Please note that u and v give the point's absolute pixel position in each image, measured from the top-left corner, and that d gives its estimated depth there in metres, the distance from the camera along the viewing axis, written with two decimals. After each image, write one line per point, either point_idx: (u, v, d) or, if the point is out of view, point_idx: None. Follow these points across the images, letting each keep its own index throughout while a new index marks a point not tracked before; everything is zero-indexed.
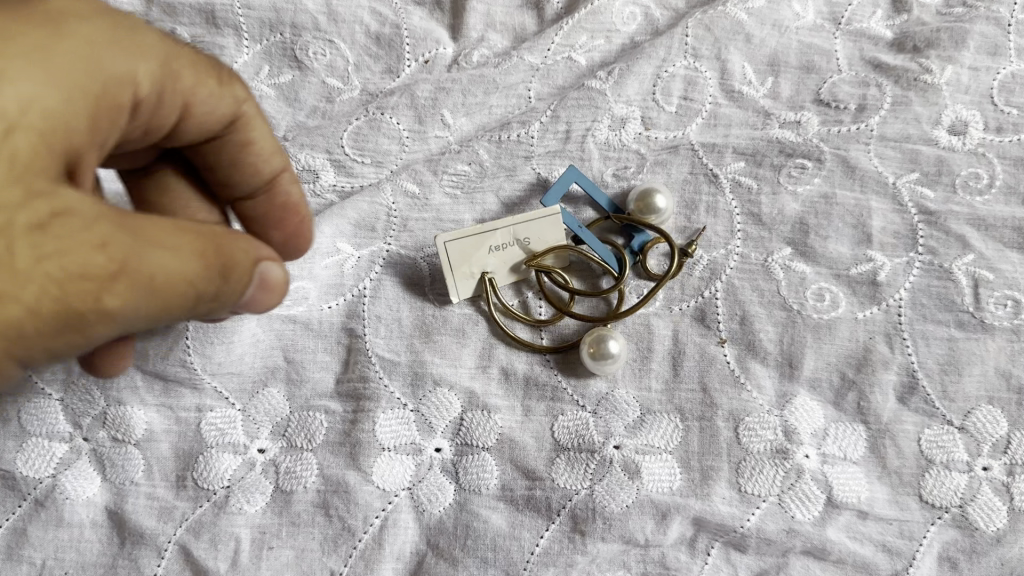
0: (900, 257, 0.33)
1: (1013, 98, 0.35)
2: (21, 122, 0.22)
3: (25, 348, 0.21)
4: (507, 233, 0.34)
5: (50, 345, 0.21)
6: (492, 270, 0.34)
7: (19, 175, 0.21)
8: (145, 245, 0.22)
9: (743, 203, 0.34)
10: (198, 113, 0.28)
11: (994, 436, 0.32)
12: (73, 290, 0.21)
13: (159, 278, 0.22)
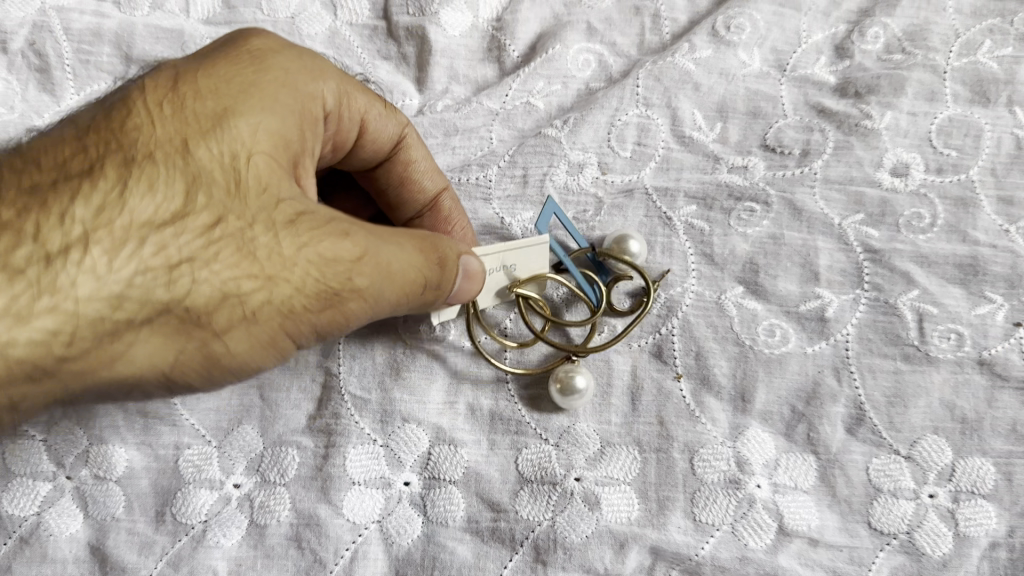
0: (847, 294, 0.35)
1: (951, 141, 0.37)
2: (257, 147, 0.28)
3: (297, 321, 0.27)
4: (495, 260, 0.34)
5: (319, 317, 0.28)
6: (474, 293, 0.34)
7: (266, 186, 0.27)
8: (378, 240, 0.28)
9: (696, 244, 0.36)
10: (371, 129, 0.34)
11: (939, 465, 0.33)
12: (329, 273, 0.27)
13: (396, 264, 0.28)
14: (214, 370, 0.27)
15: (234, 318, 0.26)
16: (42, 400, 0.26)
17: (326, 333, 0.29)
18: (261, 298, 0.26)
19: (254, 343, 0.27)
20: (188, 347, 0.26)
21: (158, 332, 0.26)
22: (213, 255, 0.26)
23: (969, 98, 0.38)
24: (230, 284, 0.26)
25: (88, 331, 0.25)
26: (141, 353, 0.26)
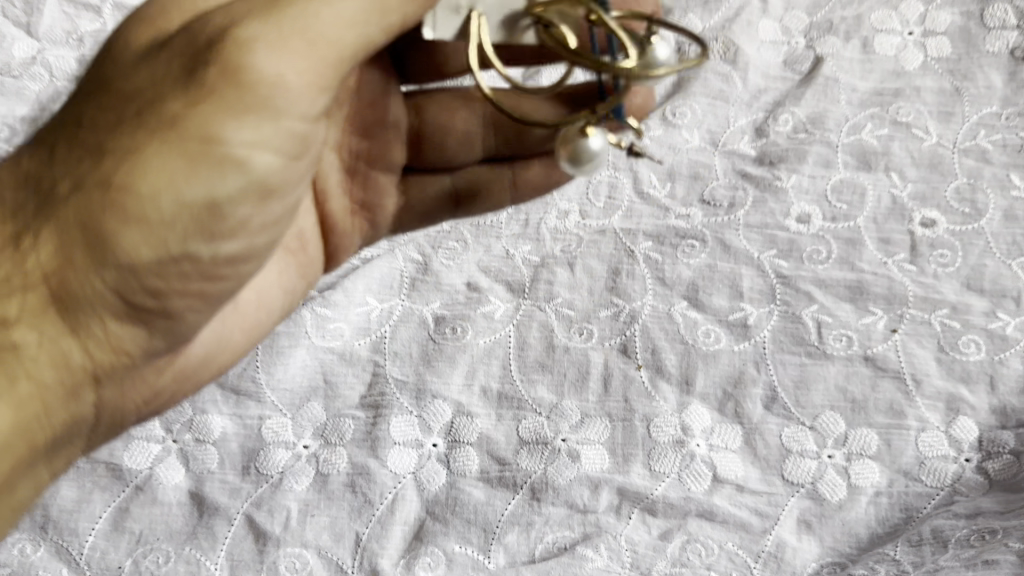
0: (764, 307, 0.47)
1: (842, 197, 0.50)
2: (137, 22, 0.33)
3: (188, 110, 0.28)
4: None
5: (211, 94, 0.28)
6: (482, 7, 0.33)
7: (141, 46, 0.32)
8: (244, 7, 0.29)
9: (653, 270, 0.48)
10: None
11: (835, 433, 0.45)
12: (195, 70, 0.28)
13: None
14: (151, 202, 0.29)
15: (126, 152, 0.29)
16: (79, 328, 0.32)
17: (248, 91, 0.28)
18: (144, 120, 0.29)
19: (158, 153, 0.28)
20: (104, 199, 0.29)
21: (80, 205, 0.30)
22: (90, 130, 0.31)
23: (855, 166, 0.51)
24: (110, 133, 0.30)
25: (35, 243, 0.31)
26: (83, 233, 0.30)
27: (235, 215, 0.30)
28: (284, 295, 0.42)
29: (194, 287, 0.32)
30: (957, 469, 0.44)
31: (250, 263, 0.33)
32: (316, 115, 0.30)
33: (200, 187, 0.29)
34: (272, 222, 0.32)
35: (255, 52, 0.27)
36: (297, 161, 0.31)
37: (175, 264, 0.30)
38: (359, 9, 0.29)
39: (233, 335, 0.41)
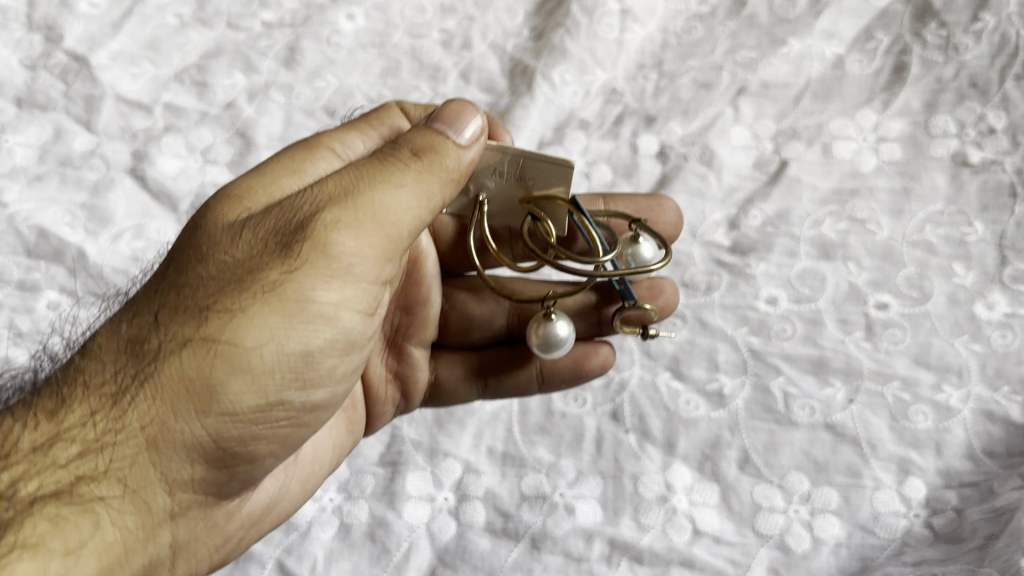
0: (738, 378, 0.53)
1: (805, 281, 0.57)
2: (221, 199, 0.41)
3: (287, 281, 0.36)
4: (517, 171, 0.46)
5: (307, 262, 0.37)
6: (489, 195, 0.48)
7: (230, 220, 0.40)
8: (321, 188, 0.39)
9: (639, 345, 0.55)
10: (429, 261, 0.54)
11: (800, 490, 0.50)
12: (288, 241, 0.37)
13: (373, 185, 0.38)
14: (256, 355, 0.36)
15: (229, 316, 0.36)
16: (168, 473, 0.37)
17: (331, 259, 0.37)
18: (243, 289, 0.37)
19: (261, 317, 0.36)
20: (212, 356, 0.36)
21: (180, 361, 0.36)
22: (189, 291, 0.38)
23: (817, 254, 0.58)
24: (208, 302, 0.37)
25: (129, 398, 0.36)
26: (180, 391, 0.36)
27: (318, 369, 0.38)
28: (346, 441, 0.50)
29: (277, 431, 0.39)
30: (907, 524, 0.49)
31: (322, 416, 0.41)
32: (378, 284, 0.39)
33: (293, 344, 0.37)
34: (346, 378, 0.41)
35: (338, 234, 0.37)
36: (364, 323, 0.40)
37: (264, 411, 0.37)
38: (413, 196, 0.39)
39: (300, 484, 0.47)
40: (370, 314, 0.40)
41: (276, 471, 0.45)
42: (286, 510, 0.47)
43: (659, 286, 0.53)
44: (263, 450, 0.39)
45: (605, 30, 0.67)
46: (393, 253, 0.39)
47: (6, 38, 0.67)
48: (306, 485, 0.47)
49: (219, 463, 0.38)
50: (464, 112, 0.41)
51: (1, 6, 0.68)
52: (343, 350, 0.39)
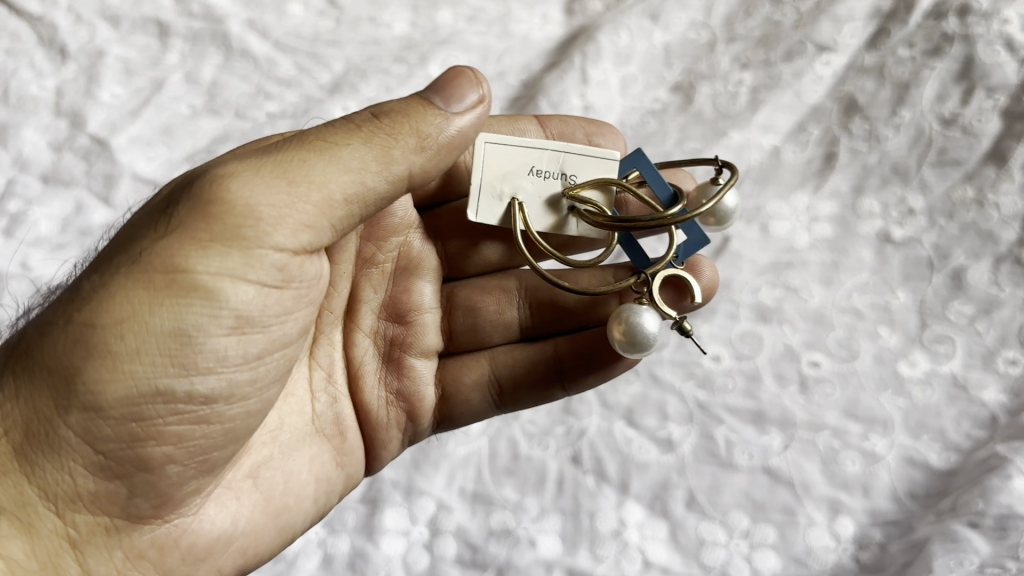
0: (685, 426, 0.60)
1: (746, 341, 0.64)
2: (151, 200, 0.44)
3: (159, 251, 0.37)
4: (555, 163, 0.51)
5: (183, 233, 0.37)
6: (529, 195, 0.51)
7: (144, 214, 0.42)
8: (230, 161, 0.40)
9: (598, 396, 0.61)
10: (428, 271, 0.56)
11: (741, 527, 0.56)
12: (173, 214, 0.39)
13: (301, 151, 0.39)
14: (127, 333, 0.37)
15: (101, 295, 0.37)
16: (47, 487, 0.38)
17: (218, 218, 0.37)
18: (122, 265, 0.38)
19: (130, 287, 0.37)
20: (80, 340, 0.37)
21: (57, 351, 0.37)
22: (88, 282, 0.40)
23: (756, 317, 0.65)
24: (90, 284, 0.39)
25: (17, 395, 0.38)
26: (59, 381, 0.37)
27: (198, 348, 0.38)
28: (299, 465, 0.48)
29: (166, 425, 0.38)
30: (836, 557, 0.55)
31: (220, 409, 0.40)
32: (277, 252, 0.39)
33: (166, 316, 0.37)
34: (245, 364, 0.40)
35: (233, 189, 0.38)
36: (263, 299, 0.39)
37: (142, 400, 0.37)
38: (341, 165, 0.39)
39: (246, 506, 0.45)
40: (275, 288, 0.40)
41: (235, 492, 0.45)
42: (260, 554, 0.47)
43: (694, 265, 0.53)
44: (154, 448, 0.38)
45: None
46: (308, 210, 0.39)
47: (35, 123, 0.75)
48: (279, 519, 0.47)
49: (107, 458, 0.38)
50: (460, 75, 0.42)
51: (31, 97, 0.76)
52: (236, 329, 0.39)
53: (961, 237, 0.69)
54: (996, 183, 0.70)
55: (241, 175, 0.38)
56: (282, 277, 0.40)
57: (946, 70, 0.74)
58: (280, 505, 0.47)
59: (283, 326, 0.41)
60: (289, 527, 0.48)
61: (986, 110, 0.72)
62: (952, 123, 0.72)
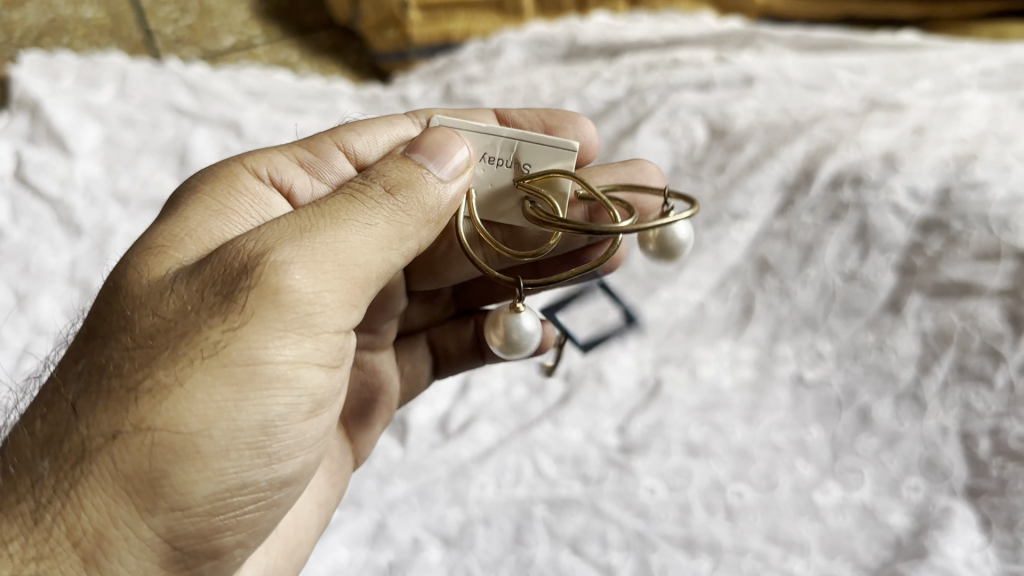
0: (626, 555, 0.67)
1: (678, 476, 0.73)
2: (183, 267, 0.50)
3: (236, 352, 0.45)
4: (507, 152, 0.60)
5: (255, 335, 0.46)
6: (484, 179, 0.62)
7: (183, 289, 0.48)
8: (273, 241, 0.48)
9: (547, 527, 0.69)
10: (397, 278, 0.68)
11: None
12: (233, 306, 0.46)
13: (347, 237, 0.49)
14: (210, 435, 0.45)
15: (180, 406, 0.44)
16: None
17: (290, 312, 0.46)
18: (191, 363, 0.45)
19: (215, 395, 0.45)
20: (166, 442, 0.44)
21: (132, 451, 0.44)
22: (146, 369, 0.46)
23: (685, 453, 0.74)
24: (156, 383, 0.45)
25: (86, 501, 0.44)
26: (145, 490, 0.44)
27: (276, 441, 0.48)
28: (310, 510, 0.63)
29: (243, 509, 0.49)
30: None
31: (279, 489, 0.51)
32: (332, 335, 0.49)
33: (256, 417, 0.46)
34: (304, 447, 0.51)
35: (296, 282, 0.47)
36: (326, 380, 0.50)
37: (230, 497, 0.47)
38: (371, 243, 0.50)
39: (276, 563, 0.59)
40: (330, 367, 0.50)
41: (265, 547, 0.58)
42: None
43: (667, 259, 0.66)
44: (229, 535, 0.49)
45: None
46: (355, 293, 0.50)
47: (53, 292, 0.87)
48: (295, 558, 0.61)
49: (192, 548, 0.47)
50: (448, 140, 0.55)
51: (51, 270, 0.88)
52: (304, 416, 0.49)
53: (865, 377, 0.79)
54: (893, 329, 0.81)
55: (295, 269, 0.47)
56: (337, 357, 0.51)
57: (845, 233, 0.87)
58: (296, 544, 0.62)
59: (328, 405, 0.52)
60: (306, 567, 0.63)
61: (881, 267, 0.84)
62: (852, 278, 0.84)
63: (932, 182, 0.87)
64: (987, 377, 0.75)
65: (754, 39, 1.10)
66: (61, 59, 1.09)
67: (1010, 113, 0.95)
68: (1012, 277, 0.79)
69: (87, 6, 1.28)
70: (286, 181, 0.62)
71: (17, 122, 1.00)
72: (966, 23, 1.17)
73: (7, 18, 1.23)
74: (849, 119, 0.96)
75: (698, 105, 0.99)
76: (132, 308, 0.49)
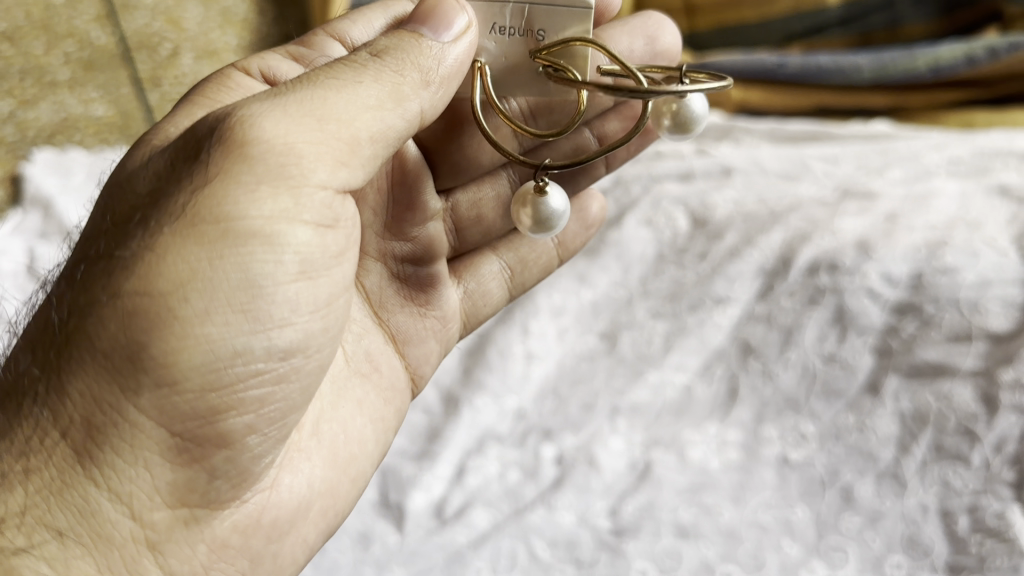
0: None
1: (670, 559, 0.75)
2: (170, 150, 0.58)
3: (209, 211, 0.53)
4: (518, 20, 0.70)
5: (226, 192, 0.53)
6: (505, 53, 0.71)
7: (171, 167, 0.57)
8: (249, 105, 0.55)
9: None
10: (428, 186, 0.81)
11: None
12: (205, 172, 0.54)
13: (324, 93, 0.56)
14: (189, 285, 0.52)
15: (154, 275, 0.52)
16: (118, 482, 0.55)
17: (259, 162, 0.53)
18: (170, 231, 0.53)
19: (185, 260, 0.52)
20: (144, 309, 0.52)
21: (120, 327, 0.52)
22: (132, 242, 0.54)
23: (676, 534, 0.77)
24: (135, 255, 0.53)
25: (86, 380, 0.54)
26: (126, 365, 0.53)
27: (264, 305, 0.55)
28: (352, 425, 0.71)
29: (245, 381, 0.56)
30: None
31: (286, 360, 0.58)
32: (317, 193, 0.56)
33: (234, 278, 0.53)
34: (302, 315, 0.58)
35: (267, 138, 0.54)
36: (313, 238, 0.57)
37: (219, 369, 0.54)
38: (352, 102, 0.57)
39: (322, 474, 0.68)
40: (322, 226, 0.57)
41: (304, 454, 0.67)
42: (338, 513, 0.70)
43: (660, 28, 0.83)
44: (231, 415, 0.56)
45: (514, 368, 0.93)
46: (338, 145, 0.56)
47: None
48: (347, 468, 0.70)
49: (190, 425, 0.55)
50: (444, 7, 0.62)
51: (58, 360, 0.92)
52: (295, 275, 0.56)
53: (847, 457, 0.81)
54: (872, 410, 0.84)
55: (263, 133, 0.54)
56: (328, 215, 0.58)
57: (823, 316, 0.91)
58: (346, 457, 0.70)
59: (329, 278, 0.59)
60: (360, 480, 0.72)
61: (858, 349, 0.88)
62: (832, 360, 0.88)
63: (904, 268, 0.91)
64: (964, 456, 0.78)
65: (732, 132, 1.17)
66: (76, 157, 1.20)
67: (977, 200, 0.99)
68: (983, 358, 0.83)
69: (99, 104, 1.34)
70: (280, 77, 0.76)
71: (31, 220, 1.11)
72: (936, 112, 1.20)
73: (22, 117, 1.24)
74: (823, 208, 1.01)
75: (679, 196, 1.06)
76: (128, 197, 0.58)
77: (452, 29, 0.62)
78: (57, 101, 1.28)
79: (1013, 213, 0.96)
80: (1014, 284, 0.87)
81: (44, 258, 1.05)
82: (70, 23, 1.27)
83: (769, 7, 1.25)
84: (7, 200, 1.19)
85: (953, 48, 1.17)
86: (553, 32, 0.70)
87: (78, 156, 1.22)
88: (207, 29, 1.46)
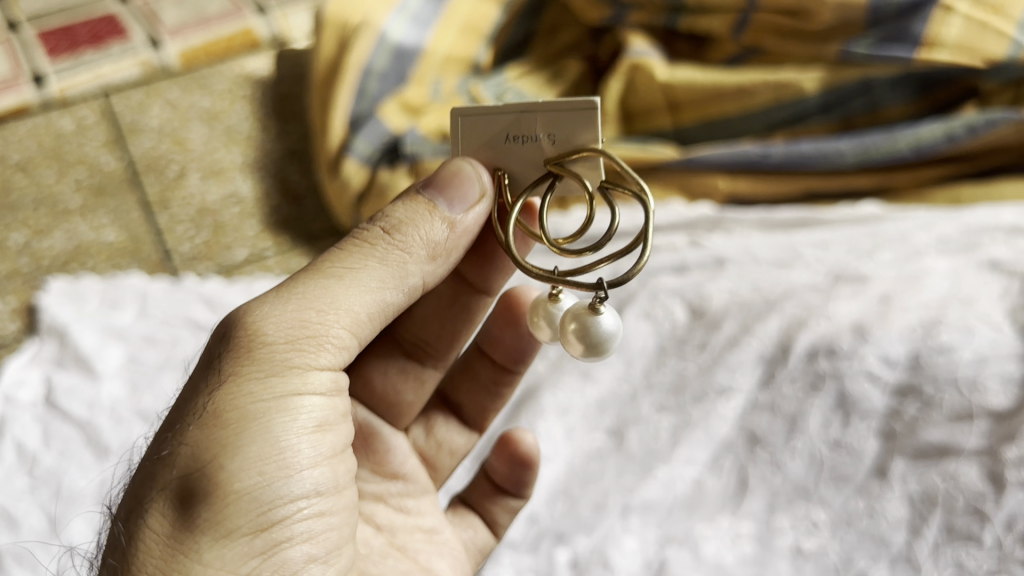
0: None
1: None
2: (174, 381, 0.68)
3: (229, 394, 0.61)
4: (544, 120, 0.70)
5: (246, 373, 0.61)
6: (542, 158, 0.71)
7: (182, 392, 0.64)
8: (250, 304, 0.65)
9: None
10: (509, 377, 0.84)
11: None
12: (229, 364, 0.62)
13: (317, 270, 0.66)
14: (225, 453, 0.59)
15: (192, 466, 0.59)
16: None
17: (263, 352, 0.62)
18: (200, 421, 0.60)
19: (214, 444, 0.59)
20: (187, 489, 0.58)
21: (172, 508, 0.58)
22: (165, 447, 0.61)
23: None
24: (171, 452, 0.60)
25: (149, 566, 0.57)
26: (180, 536, 0.57)
27: (293, 454, 0.61)
28: None
29: (293, 518, 0.61)
30: None
31: (321, 497, 0.63)
32: (319, 366, 0.64)
33: (260, 445, 0.59)
34: (325, 458, 0.64)
35: (268, 321, 0.63)
36: (326, 397, 0.64)
37: (263, 514, 0.59)
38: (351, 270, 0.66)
39: None
40: (333, 391, 0.65)
41: None
42: None
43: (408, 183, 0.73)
44: (286, 548, 0.60)
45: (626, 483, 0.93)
46: (337, 331, 0.65)
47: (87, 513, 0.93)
48: None
49: (253, 566, 0.58)
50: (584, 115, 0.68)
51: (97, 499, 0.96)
52: (310, 426, 0.63)
53: (860, 543, 0.84)
54: (881, 494, 0.86)
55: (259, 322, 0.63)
56: (334, 385, 0.66)
57: (825, 403, 0.92)
58: None
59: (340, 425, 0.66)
60: None
61: (863, 434, 0.90)
62: (838, 446, 0.90)
63: (902, 349, 0.92)
64: (975, 536, 0.81)
65: (722, 223, 1.19)
66: (88, 285, 1.23)
67: (969, 276, 1.00)
68: (986, 436, 0.85)
69: (108, 230, 1.36)
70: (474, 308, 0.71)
71: (46, 349, 1.15)
72: (924, 188, 1.24)
73: (37, 247, 1.34)
74: (817, 293, 1.02)
75: (676, 288, 1.07)
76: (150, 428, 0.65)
77: (466, 198, 0.69)
78: (70, 230, 1.36)
79: (1005, 288, 0.97)
80: (1011, 360, 0.88)
81: (64, 391, 1.10)
82: (80, 150, 1.43)
83: (749, 100, 1.28)
84: (24, 330, 1.25)
85: (933, 128, 1.20)
86: (562, 134, 0.70)
87: (89, 281, 1.24)
88: (212, 148, 1.45)
